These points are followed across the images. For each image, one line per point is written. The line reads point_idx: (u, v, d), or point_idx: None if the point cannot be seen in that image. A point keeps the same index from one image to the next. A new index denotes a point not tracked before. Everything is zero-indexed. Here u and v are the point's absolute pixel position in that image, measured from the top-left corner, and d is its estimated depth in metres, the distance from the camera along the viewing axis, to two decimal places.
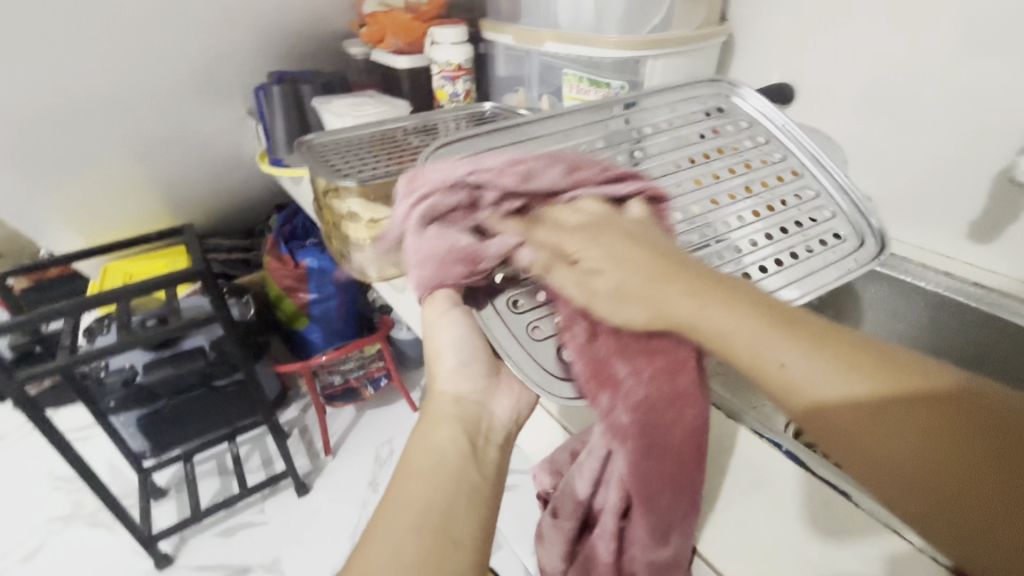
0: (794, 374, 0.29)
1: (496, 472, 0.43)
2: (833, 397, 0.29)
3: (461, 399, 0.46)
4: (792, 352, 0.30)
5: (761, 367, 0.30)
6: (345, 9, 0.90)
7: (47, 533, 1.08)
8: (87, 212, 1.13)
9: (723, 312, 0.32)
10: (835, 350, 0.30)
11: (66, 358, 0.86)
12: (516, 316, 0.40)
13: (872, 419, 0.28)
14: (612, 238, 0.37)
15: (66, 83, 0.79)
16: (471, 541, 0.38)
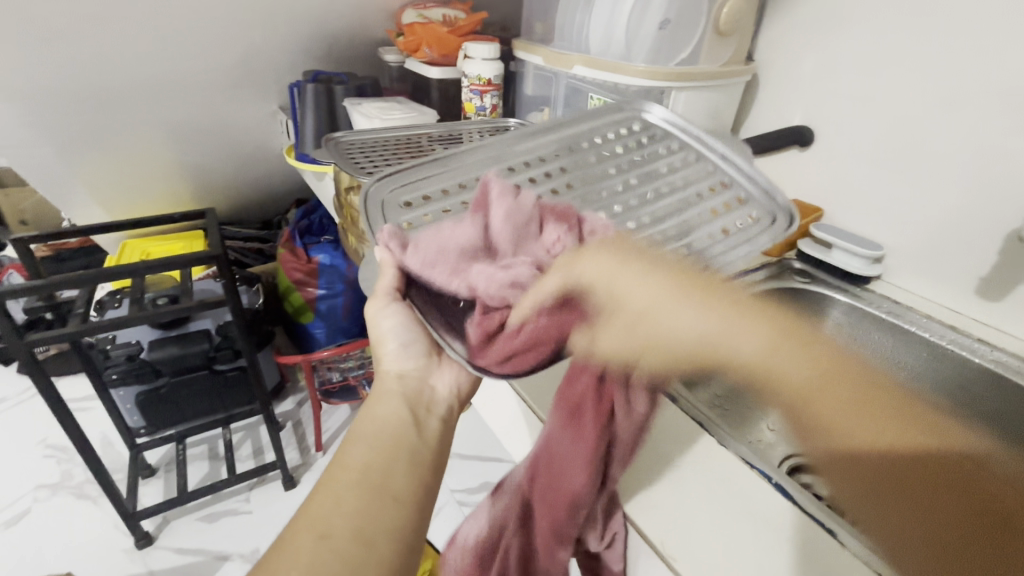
0: (722, 349, 0.33)
1: (438, 441, 0.46)
2: (749, 362, 0.32)
3: (406, 376, 0.48)
4: (749, 342, 0.33)
5: (713, 345, 0.33)
6: (386, 18, 0.93)
7: (34, 499, 1.08)
8: (113, 187, 1.16)
9: (644, 300, 0.34)
10: (751, 327, 0.33)
11: (77, 326, 0.87)
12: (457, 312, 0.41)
13: (791, 374, 0.32)
14: (620, 256, 0.37)
15: (112, 63, 0.83)
16: (410, 496, 0.40)
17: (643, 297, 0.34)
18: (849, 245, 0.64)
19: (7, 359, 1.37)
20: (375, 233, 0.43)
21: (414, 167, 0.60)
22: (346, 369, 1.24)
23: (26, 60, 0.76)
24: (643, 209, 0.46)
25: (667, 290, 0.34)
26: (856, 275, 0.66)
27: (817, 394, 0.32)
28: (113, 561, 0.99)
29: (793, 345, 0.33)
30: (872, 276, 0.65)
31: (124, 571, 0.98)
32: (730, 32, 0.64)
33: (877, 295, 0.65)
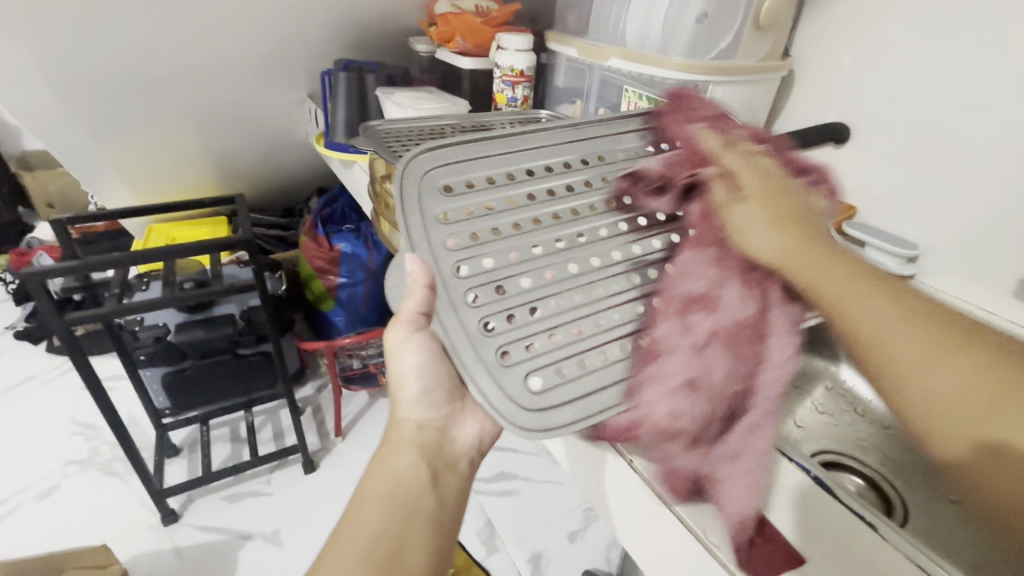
0: (910, 366, 0.34)
1: (453, 505, 0.45)
2: (932, 390, 0.33)
3: (423, 430, 0.48)
4: (944, 376, 0.33)
5: (856, 330, 0.37)
6: (417, 8, 0.94)
7: (64, 475, 1.12)
8: (143, 171, 1.18)
9: (827, 283, 0.39)
10: (950, 364, 0.33)
11: (111, 306, 0.89)
12: (487, 339, 0.41)
13: (944, 395, 0.33)
14: (802, 242, 0.42)
15: (149, 49, 0.84)
16: (417, 573, 0.40)
17: (770, 250, 0.42)
18: (883, 244, 0.64)
19: (37, 338, 1.41)
20: (412, 241, 0.44)
21: None
22: (366, 357, 1.25)
23: (68, 43, 0.78)
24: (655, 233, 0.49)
25: (767, 232, 0.42)
26: (886, 272, 0.66)
27: (949, 408, 0.32)
28: (140, 537, 1.02)
29: (943, 341, 0.34)
30: (904, 274, 0.65)
31: (151, 546, 1.01)
32: (768, 26, 0.64)
33: (910, 294, 0.65)
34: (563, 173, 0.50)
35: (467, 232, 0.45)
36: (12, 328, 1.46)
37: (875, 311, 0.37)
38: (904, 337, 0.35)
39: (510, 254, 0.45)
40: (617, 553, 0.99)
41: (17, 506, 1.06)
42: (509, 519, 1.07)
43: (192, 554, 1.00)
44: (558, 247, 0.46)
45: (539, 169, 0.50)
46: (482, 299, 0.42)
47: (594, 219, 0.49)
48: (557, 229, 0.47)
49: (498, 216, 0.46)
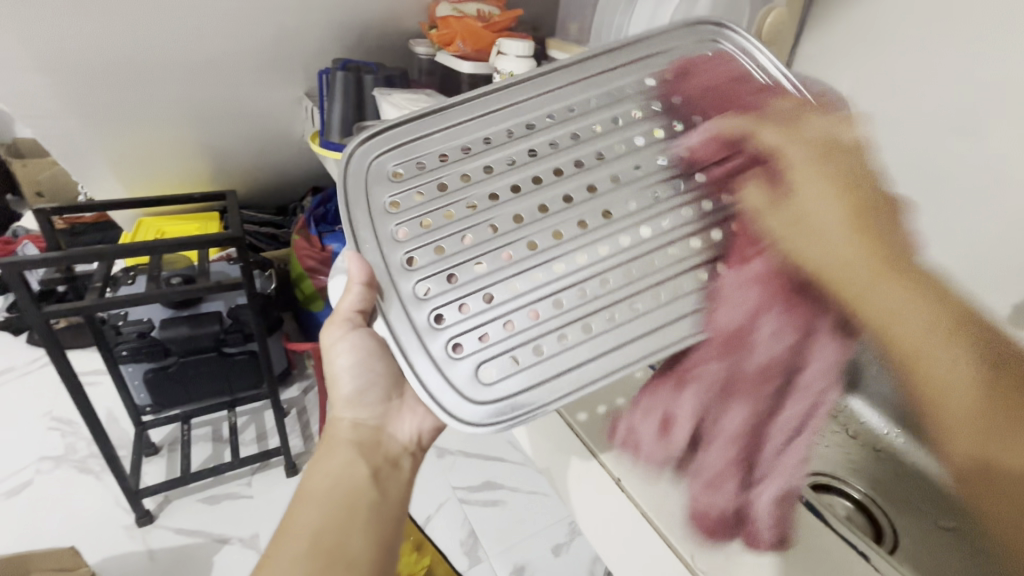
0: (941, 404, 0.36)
1: (399, 496, 0.46)
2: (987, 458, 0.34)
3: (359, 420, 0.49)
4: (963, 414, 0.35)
5: (919, 366, 0.37)
6: (418, 10, 0.93)
7: (37, 471, 1.08)
8: (133, 164, 1.16)
9: (938, 361, 0.36)
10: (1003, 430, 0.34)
11: (92, 300, 0.87)
12: (437, 333, 0.42)
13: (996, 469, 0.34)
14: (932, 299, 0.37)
15: (145, 40, 0.83)
16: (365, 560, 0.40)
17: (831, 257, 0.40)
18: None
19: (18, 329, 1.38)
20: (358, 233, 0.45)
21: None
22: None
23: (62, 30, 0.77)
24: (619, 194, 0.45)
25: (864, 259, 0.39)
26: None
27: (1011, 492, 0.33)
28: (112, 538, 0.99)
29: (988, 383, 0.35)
30: None
31: (124, 548, 0.98)
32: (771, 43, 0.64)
33: None
34: (520, 140, 0.48)
35: (416, 220, 0.45)
36: None
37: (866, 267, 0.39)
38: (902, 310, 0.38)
39: (465, 238, 0.44)
40: (602, 566, 0.98)
41: None
42: (493, 530, 1.05)
43: (166, 557, 0.98)
44: (514, 225, 0.44)
45: (495, 138, 0.48)
46: (435, 290, 0.43)
47: (555, 187, 0.46)
48: (513, 207, 0.45)
49: (452, 197, 0.46)
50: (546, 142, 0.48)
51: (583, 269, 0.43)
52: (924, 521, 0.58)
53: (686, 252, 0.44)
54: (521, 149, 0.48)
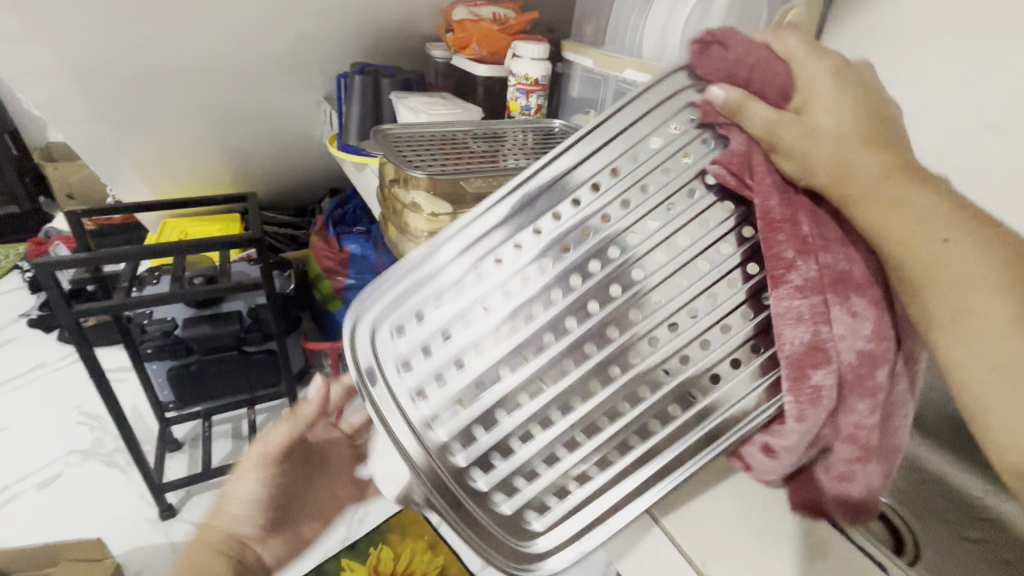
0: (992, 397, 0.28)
1: None
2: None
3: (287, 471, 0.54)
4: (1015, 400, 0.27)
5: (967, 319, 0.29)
6: (434, 14, 0.94)
7: (66, 463, 1.12)
8: (158, 167, 1.20)
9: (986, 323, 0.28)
10: None
11: (121, 300, 0.90)
12: (476, 487, 0.38)
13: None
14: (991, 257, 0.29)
15: (170, 47, 0.85)
16: None
17: (867, 199, 0.31)
18: None
19: (50, 327, 1.43)
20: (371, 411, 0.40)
21: (452, 163, 0.60)
22: None
23: (93, 38, 0.79)
24: (644, 284, 0.38)
25: (933, 198, 0.31)
26: None
27: None
28: (136, 531, 1.02)
29: None
30: None
31: (148, 541, 1.01)
32: None
33: None
34: (525, 252, 0.39)
35: (431, 372, 0.39)
36: (25, 315, 1.49)
37: (935, 218, 0.30)
38: (983, 270, 0.29)
39: (478, 376, 0.38)
40: (615, 568, 0.98)
41: (18, 494, 1.07)
42: None
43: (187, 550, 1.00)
44: (533, 348, 0.38)
45: (499, 253, 0.40)
46: (464, 441, 0.38)
47: (575, 292, 0.38)
48: (529, 327, 0.38)
49: (460, 335, 0.39)
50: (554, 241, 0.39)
51: (612, 389, 0.37)
52: (946, 532, 0.56)
53: (695, 322, 0.38)
54: (523, 257, 0.39)
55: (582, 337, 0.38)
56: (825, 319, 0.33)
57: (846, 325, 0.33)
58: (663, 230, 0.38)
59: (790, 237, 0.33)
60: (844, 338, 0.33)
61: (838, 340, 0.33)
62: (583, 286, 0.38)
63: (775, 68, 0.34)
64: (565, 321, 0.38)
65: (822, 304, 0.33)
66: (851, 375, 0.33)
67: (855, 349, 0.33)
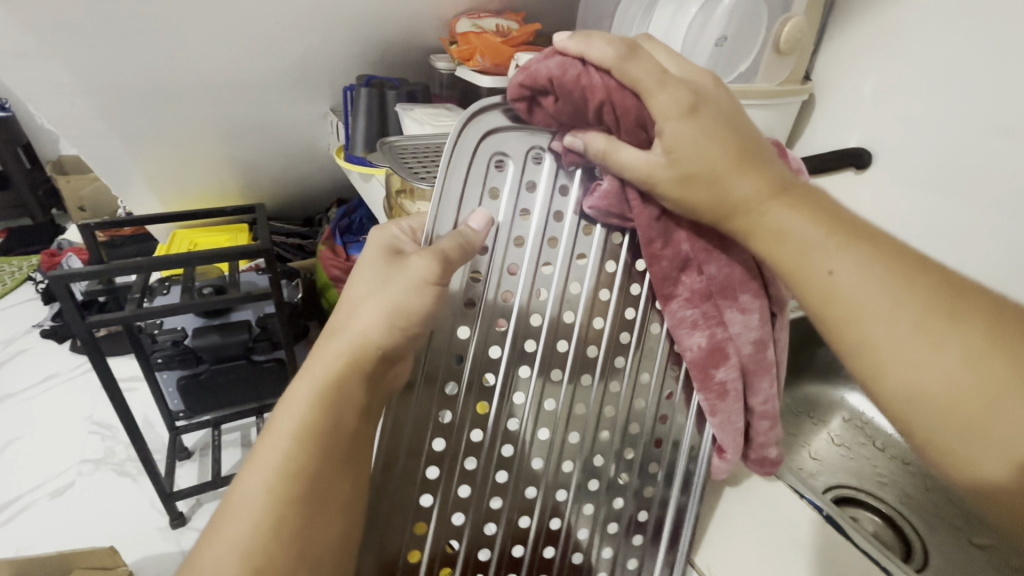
0: (923, 391, 0.32)
1: None
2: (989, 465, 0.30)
3: (334, 418, 0.35)
4: (932, 381, 0.31)
5: (853, 331, 0.34)
6: (438, 27, 0.96)
7: (78, 472, 1.14)
8: (168, 179, 1.21)
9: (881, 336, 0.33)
10: (1012, 417, 0.29)
11: (132, 310, 0.91)
12: None
13: (988, 433, 0.30)
14: (866, 263, 0.34)
15: (182, 63, 0.88)
16: None
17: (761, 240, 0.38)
18: None
19: (62, 338, 1.45)
20: None
21: None
22: None
23: (107, 56, 0.81)
24: (564, 429, 0.50)
25: (816, 229, 0.36)
26: None
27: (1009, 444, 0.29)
28: (147, 539, 1.03)
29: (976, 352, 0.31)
30: None
31: (158, 549, 1.02)
32: (789, 51, 0.66)
33: None
34: (476, 457, 0.48)
35: (464, 557, 0.49)
36: (37, 327, 1.51)
37: (830, 252, 0.35)
38: (876, 293, 0.34)
39: (493, 527, 0.50)
40: None
41: (31, 503, 1.08)
42: None
43: None
44: (520, 499, 0.50)
45: (457, 467, 0.48)
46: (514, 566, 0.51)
47: (523, 457, 0.49)
48: (505, 497, 0.49)
49: (464, 529, 0.49)
50: (478, 424, 0.48)
51: (582, 495, 0.52)
52: (954, 538, 0.56)
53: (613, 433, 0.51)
54: (472, 462, 0.48)
55: (545, 482, 0.50)
56: (715, 319, 0.44)
57: (735, 318, 0.44)
58: (557, 398, 0.49)
59: (671, 259, 0.43)
60: (738, 328, 0.44)
61: (729, 330, 0.45)
62: (523, 449, 0.49)
63: (625, 95, 0.37)
64: (522, 469, 0.50)
65: (704, 305, 0.44)
66: (745, 350, 0.45)
67: (748, 336, 0.45)
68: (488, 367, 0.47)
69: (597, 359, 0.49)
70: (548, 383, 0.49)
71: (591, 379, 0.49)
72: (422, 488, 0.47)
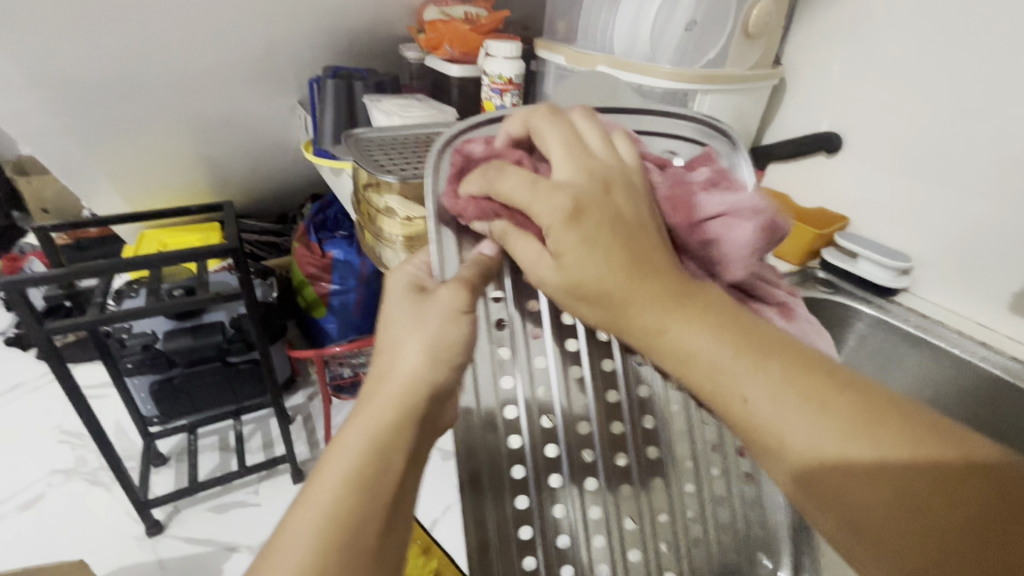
0: (815, 456, 0.31)
1: None
2: (907, 504, 0.29)
3: (392, 463, 0.34)
4: (814, 437, 0.31)
5: (727, 401, 0.34)
6: (406, 15, 0.94)
7: (48, 484, 1.10)
8: (131, 178, 1.17)
9: (757, 410, 0.33)
10: (891, 442, 0.30)
11: (95, 315, 0.88)
12: None
13: (889, 472, 0.29)
14: (712, 327, 0.36)
15: (138, 57, 0.84)
16: None
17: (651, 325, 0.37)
18: (878, 257, 0.74)
19: (26, 345, 1.40)
20: None
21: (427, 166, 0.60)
22: (357, 365, 1.21)
23: (60, 50, 0.78)
24: (637, 447, 0.51)
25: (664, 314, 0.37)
26: (879, 285, 0.75)
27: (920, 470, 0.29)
28: (123, 548, 1.01)
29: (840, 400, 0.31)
30: (898, 288, 0.75)
31: (135, 558, 0.99)
32: (758, 35, 0.68)
33: (904, 308, 0.75)
34: (564, 496, 0.49)
35: None
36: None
37: (743, 377, 0.33)
38: (738, 372, 0.34)
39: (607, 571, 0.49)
40: None
41: None
42: None
43: (176, 566, 0.99)
44: (618, 536, 0.50)
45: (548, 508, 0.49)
46: None
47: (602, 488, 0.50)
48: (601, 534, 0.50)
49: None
50: (554, 454, 0.49)
51: (676, 520, 0.52)
52: None
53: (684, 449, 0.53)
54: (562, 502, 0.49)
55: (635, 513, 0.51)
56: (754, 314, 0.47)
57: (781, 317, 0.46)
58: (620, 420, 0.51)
59: None
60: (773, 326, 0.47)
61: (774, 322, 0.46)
62: (603, 481, 0.50)
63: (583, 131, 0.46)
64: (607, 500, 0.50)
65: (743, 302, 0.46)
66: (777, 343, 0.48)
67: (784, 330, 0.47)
68: (548, 438, 0.49)
69: (620, 402, 0.51)
70: (579, 417, 0.50)
71: (629, 458, 0.51)
72: (523, 552, 0.48)
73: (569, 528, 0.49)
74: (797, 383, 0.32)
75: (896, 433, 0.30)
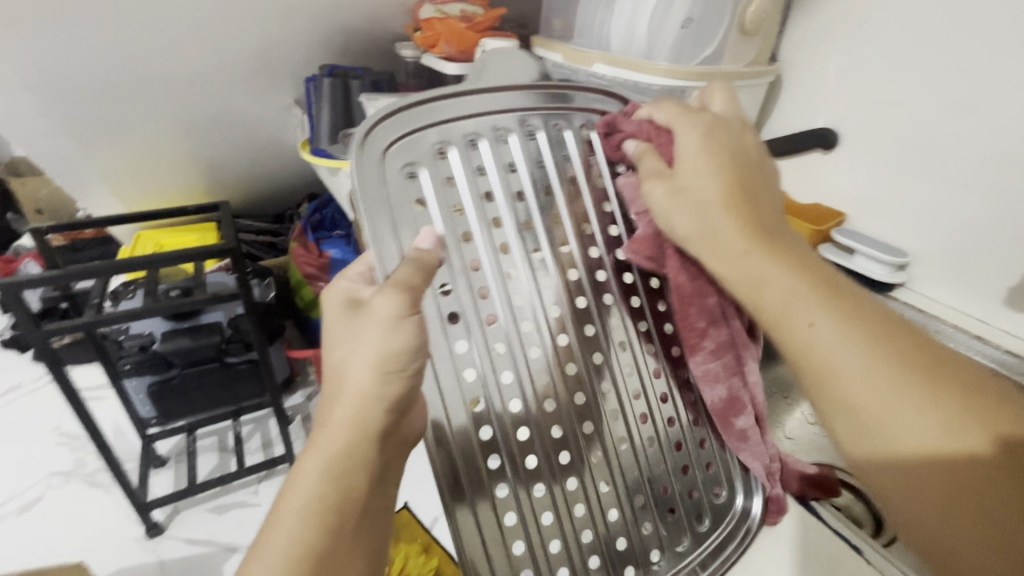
0: (877, 393, 0.38)
1: None
2: (950, 443, 0.36)
3: (348, 489, 0.37)
4: (879, 380, 0.38)
5: (808, 339, 0.41)
6: (402, 13, 0.93)
7: (47, 486, 1.10)
8: (126, 179, 1.17)
9: (835, 352, 0.40)
10: (946, 395, 0.37)
11: (91, 317, 0.88)
12: None
13: (941, 417, 0.36)
14: (803, 285, 0.43)
15: (132, 56, 0.83)
16: None
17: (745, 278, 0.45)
18: (875, 252, 0.74)
19: (22, 347, 1.39)
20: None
21: None
22: None
23: (51, 50, 0.77)
24: (603, 436, 0.53)
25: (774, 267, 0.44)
26: (877, 280, 0.75)
27: (967, 420, 0.36)
28: (123, 550, 1.01)
29: (908, 357, 0.39)
30: (895, 283, 0.75)
31: (135, 560, 0.99)
32: (754, 31, 0.68)
33: (900, 302, 0.75)
34: (546, 484, 0.51)
35: None
36: None
37: (829, 324, 0.41)
38: (825, 318, 0.41)
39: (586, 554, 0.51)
40: None
41: None
42: None
43: (176, 567, 0.99)
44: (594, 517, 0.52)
45: (529, 496, 0.50)
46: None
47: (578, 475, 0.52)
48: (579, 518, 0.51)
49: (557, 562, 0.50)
50: (529, 447, 0.50)
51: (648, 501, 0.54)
52: None
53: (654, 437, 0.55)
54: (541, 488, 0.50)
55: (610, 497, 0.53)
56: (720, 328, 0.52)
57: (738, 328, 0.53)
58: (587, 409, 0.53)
59: (699, 309, 0.51)
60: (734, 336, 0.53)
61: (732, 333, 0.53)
62: (580, 467, 0.52)
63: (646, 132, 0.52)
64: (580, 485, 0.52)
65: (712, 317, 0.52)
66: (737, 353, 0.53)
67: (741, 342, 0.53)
68: (521, 426, 0.50)
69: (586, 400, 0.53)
70: (545, 406, 0.51)
71: (594, 423, 0.53)
72: (512, 538, 0.49)
73: (554, 518, 0.50)
74: (879, 337, 0.40)
75: (951, 387, 0.37)
